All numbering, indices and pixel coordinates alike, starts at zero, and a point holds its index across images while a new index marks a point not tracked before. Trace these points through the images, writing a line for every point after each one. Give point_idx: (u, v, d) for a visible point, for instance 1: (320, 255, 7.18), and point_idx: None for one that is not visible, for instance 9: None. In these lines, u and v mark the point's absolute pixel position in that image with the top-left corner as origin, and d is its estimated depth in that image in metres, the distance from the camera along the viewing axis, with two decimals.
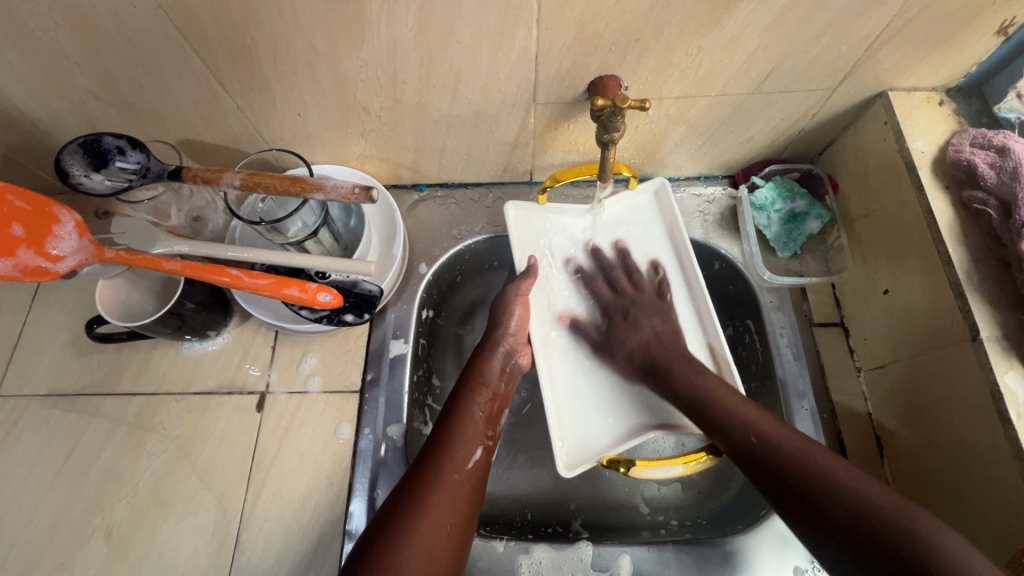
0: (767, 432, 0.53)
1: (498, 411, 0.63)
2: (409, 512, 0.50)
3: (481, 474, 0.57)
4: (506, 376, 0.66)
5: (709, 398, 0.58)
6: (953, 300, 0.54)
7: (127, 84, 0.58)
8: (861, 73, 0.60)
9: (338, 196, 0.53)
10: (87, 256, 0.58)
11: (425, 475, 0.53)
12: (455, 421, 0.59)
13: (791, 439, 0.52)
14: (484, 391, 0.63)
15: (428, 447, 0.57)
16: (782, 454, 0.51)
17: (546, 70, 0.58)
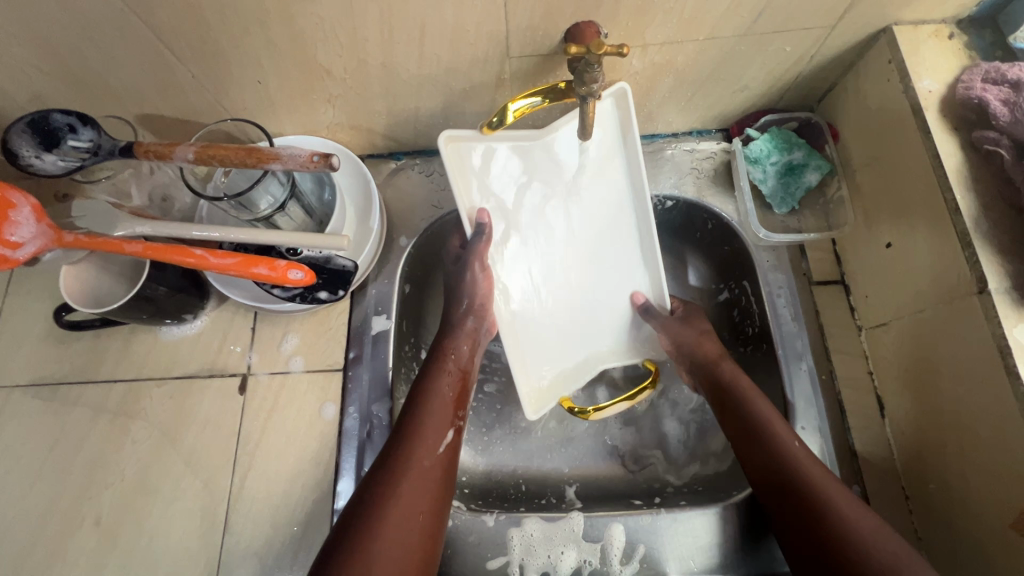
0: (800, 462, 0.52)
1: (467, 391, 0.60)
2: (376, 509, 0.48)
3: (452, 459, 0.55)
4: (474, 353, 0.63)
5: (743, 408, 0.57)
6: (960, 251, 0.51)
7: (70, 55, 0.54)
8: (864, 6, 0.55)
9: (296, 164, 0.50)
10: (46, 242, 0.56)
11: (392, 465, 0.51)
12: (422, 403, 0.56)
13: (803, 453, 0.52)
14: (451, 372, 0.59)
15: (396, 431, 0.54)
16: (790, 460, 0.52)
17: (517, 19, 0.53)
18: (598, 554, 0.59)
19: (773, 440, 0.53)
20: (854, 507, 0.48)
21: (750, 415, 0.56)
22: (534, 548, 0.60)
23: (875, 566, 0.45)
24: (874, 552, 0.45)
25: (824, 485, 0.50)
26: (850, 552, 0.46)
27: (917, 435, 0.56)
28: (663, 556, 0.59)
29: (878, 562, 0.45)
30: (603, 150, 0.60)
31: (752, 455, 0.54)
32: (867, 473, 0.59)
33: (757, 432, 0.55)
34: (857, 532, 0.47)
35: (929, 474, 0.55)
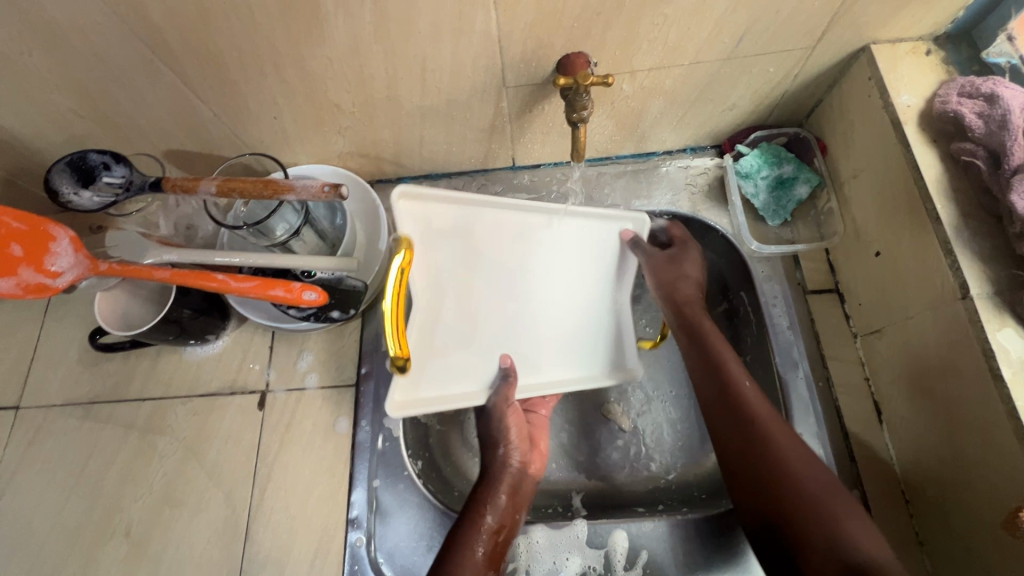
0: (754, 406, 0.56)
1: (505, 543, 0.57)
2: None
3: None
4: (516, 499, 0.60)
5: (739, 399, 0.57)
6: (943, 259, 0.52)
7: (106, 101, 0.59)
8: (841, 28, 0.57)
9: (309, 195, 0.53)
10: (83, 270, 0.61)
11: None
12: (452, 551, 0.54)
13: (797, 461, 0.53)
14: (486, 528, 0.56)
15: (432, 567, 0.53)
16: (780, 465, 0.52)
17: (511, 52, 0.57)
18: (602, 560, 0.61)
19: (731, 382, 0.58)
20: (798, 451, 0.53)
21: (715, 359, 0.60)
22: (540, 555, 0.62)
23: (800, 507, 0.50)
24: (807, 495, 0.51)
25: (771, 425, 0.55)
26: (786, 496, 0.51)
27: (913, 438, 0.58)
28: (665, 561, 0.60)
29: (802, 505, 0.50)
30: (449, 217, 0.56)
31: (725, 414, 0.57)
32: (866, 477, 0.60)
33: (718, 374, 0.60)
34: (793, 476, 0.52)
35: (926, 478, 0.56)
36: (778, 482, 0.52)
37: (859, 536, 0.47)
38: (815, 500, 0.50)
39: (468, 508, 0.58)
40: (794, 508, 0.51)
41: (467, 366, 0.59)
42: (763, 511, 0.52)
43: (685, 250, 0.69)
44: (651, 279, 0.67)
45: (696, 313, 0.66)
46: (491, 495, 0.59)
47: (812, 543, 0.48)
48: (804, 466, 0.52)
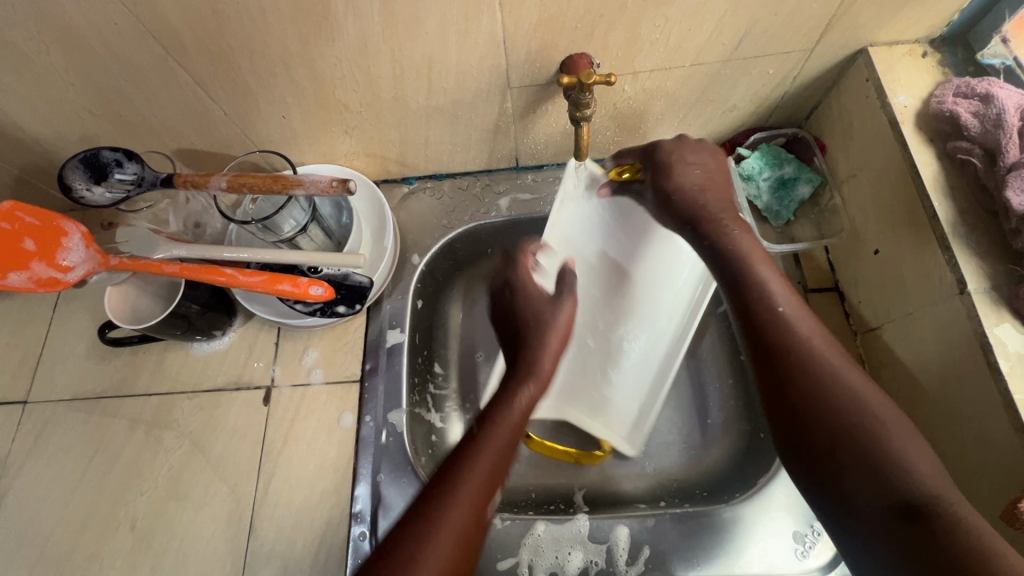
0: (796, 324, 0.52)
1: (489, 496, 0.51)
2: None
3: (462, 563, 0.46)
4: (513, 438, 0.56)
5: (780, 324, 0.52)
6: (941, 255, 0.53)
7: (120, 99, 0.61)
8: (839, 30, 0.59)
9: (317, 190, 0.55)
10: (94, 265, 0.62)
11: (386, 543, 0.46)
12: (441, 484, 0.50)
13: (845, 383, 0.48)
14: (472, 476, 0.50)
15: (424, 498, 0.49)
16: (821, 379, 0.48)
17: (515, 53, 0.58)
18: (604, 555, 0.61)
19: (766, 301, 0.53)
20: (847, 368, 0.49)
21: (750, 275, 0.55)
22: (542, 549, 0.62)
23: (841, 428, 0.46)
24: (854, 412, 0.46)
25: (815, 340, 0.51)
26: (827, 412, 0.47)
27: None
28: (667, 556, 0.60)
29: (850, 421, 0.46)
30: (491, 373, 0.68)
31: (759, 335, 0.53)
32: None
33: (751, 291, 0.55)
34: (844, 396, 0.47)
35: None
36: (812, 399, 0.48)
37: (914, 464, 0.43)
38: (864, 418, 0.46)
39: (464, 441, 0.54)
40: (833, 430, 0.46)
41: (616, 390, 0.72)
42: (800, 433, 0.48)
43: (677, 142, 0.63)
44: (654, 202, 0.64)
45: (717, 223, 0.59)
46: (490, 433, 0.55)
47: (855, 463, 0.45)
48: (855, 384, 0.48)
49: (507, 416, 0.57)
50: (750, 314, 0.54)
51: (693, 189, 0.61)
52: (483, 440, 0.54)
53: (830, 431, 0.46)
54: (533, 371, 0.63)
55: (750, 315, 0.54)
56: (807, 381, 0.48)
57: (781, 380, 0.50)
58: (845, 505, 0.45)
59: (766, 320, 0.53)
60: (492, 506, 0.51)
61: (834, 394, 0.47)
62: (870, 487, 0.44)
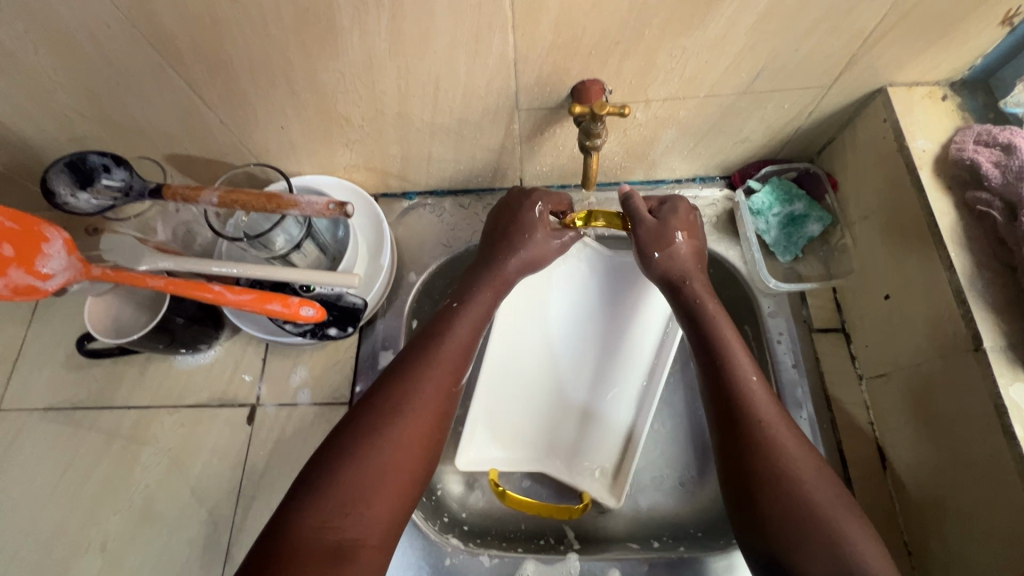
0: (763, 406, 0.51)
1: (447, 410, 0.53)
2: (316, 494, 0.45)
3: (416, 474, 0.49)
4: (464, 353, 0.56)
5: (740, 394, 0.52)
6: (955, 307, 0.52)
7: (111, 102, 0.58)
8: (859, 69, 0.57)
9: (313, 212, 0.52)
10: (76, 274, 0.60)
11: (341, 451, 0.47)
12: (400, 395, 0.51)
13: (794, 458, 0.49)
14: (434, 381, 0.53)
15: (359, 422, 0.49)
16: (775, 456, 0.49)
17: (526, 76, 0.56)
18: None
19: (737, 379, 0.53)
20: (806, 456, 0.49)
21: (725, 354, 0.55)
22: None
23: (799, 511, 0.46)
24: (812, 497, 0.47)
25: (775, 424, 0.50)
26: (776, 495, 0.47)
27: (918, 488, 0.57)
28: None
29: (805, 506, 0.46)
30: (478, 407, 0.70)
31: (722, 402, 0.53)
32: None
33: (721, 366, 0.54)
34: (798, 484, 0.47)
35: (929, 532, 0.55)
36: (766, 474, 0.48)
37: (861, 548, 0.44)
38: (815, 505, 0.46)
39: (413, 348, 0.55)
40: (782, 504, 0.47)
41: (599, 429, 0.70)
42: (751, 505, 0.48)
43: (674, 207, 0.63)
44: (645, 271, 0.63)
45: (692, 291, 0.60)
46: (427, 354, 0.54)
47: (807, 542, 0.45)
48: (807, 467, 0.48)
49: (457, 331, 0.57)
50: (720, 390, 0.53)
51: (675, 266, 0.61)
52: (423, 365, 0.53)
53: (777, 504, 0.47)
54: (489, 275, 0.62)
55: (717, 391, 0.54)
56: (763, 448, 0.49)
57: (740, 457, 0.50)
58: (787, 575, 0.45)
59: (734, 389, 0.53)
60: (440, 437, 0.52)
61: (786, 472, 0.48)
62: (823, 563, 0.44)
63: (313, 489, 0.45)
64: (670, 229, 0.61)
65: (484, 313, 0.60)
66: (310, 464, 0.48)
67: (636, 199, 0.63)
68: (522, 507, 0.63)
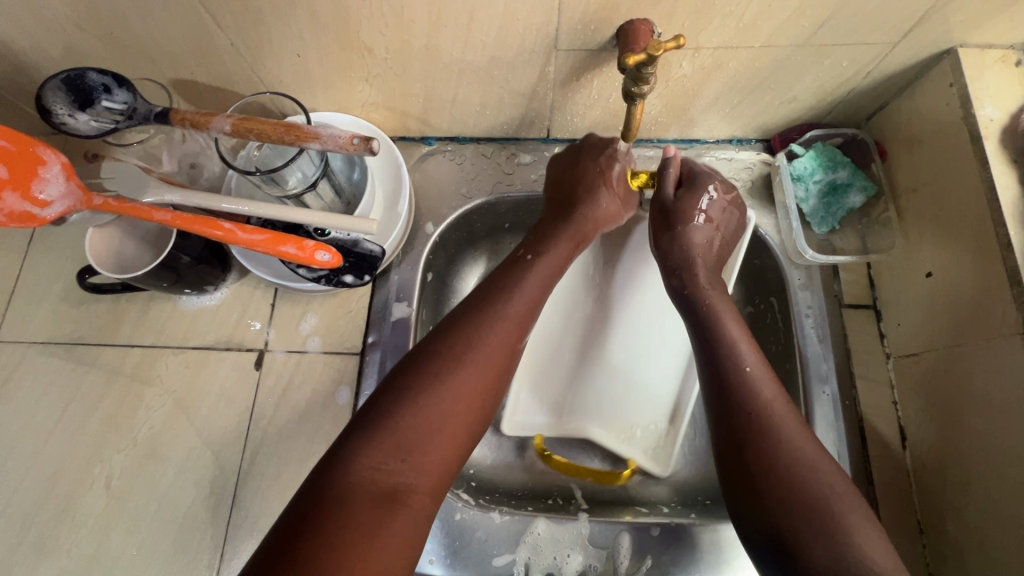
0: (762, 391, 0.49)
1: (509, 362, 0.51)
2: (375, 431, 0.44)
3: (474, 423, 0.48)
4: (530, 308, 0.54)
5: (739, 383, 0.49)
6: (1007, 289, 0.50)
7: (110, 14, 0.53)
8: (932, 25, 0.52)
9: (335, 146, 0.48)
10: (74, 202, 0.55)
11: (401, 390, 0.46)
12: (465, 339, 0.50)
13: (797, 449, 0.45)
14: (499, 334, 0.51)
15: (420, 365, 0.48)
16: (777, 444, 0.45)
17: (570, 11, 0.51)
18: (604, 559, 0.60)
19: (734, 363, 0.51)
20: (807, 443, 0.46)
21: (724, 337, 0.53)
22: (541, 548, 0.60)
23: (793, 495, 0.43)
24: (815, 488, 0.43)
25: (774, 407, 0.48)
26: (782, 480, 0.44)
27: (941, 471, 0.56)
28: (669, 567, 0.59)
29: (807, 497, 0.43)
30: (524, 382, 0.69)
31: (720, 392, 0.50)
32: (881, 502, 0.58)
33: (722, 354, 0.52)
34: (800, 471, 0.44)
35: (946, 510, 0.55)
36: (765, 463, 0.45)
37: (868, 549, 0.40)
38: (819, 498, 0.42)
39: (481, 301, 0.53)
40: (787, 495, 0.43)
41: (644, 400, 0.67)
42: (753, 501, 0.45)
43: (697, 187, 0.60)
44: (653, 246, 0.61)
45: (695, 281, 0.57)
46: (500, 306, 0.52)
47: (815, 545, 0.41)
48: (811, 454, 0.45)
49: (528, 284, 0.55)
50: (719, 375, 0.51)
51: (727, 223, 0.61)
52: (490, 319, 0.51)
53: (778, 500, 0.43)
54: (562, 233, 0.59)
55: (717, 380, 0.51)
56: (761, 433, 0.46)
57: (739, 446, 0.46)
58: None
59: (731, 375, 0.50)
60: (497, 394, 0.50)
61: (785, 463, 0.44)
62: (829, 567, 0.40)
63: (372, 427, 0.44)
64: (693, 204, 0.59)
65: (554, 269, 0.57)
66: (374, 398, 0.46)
67: (667, 168, 0.61)
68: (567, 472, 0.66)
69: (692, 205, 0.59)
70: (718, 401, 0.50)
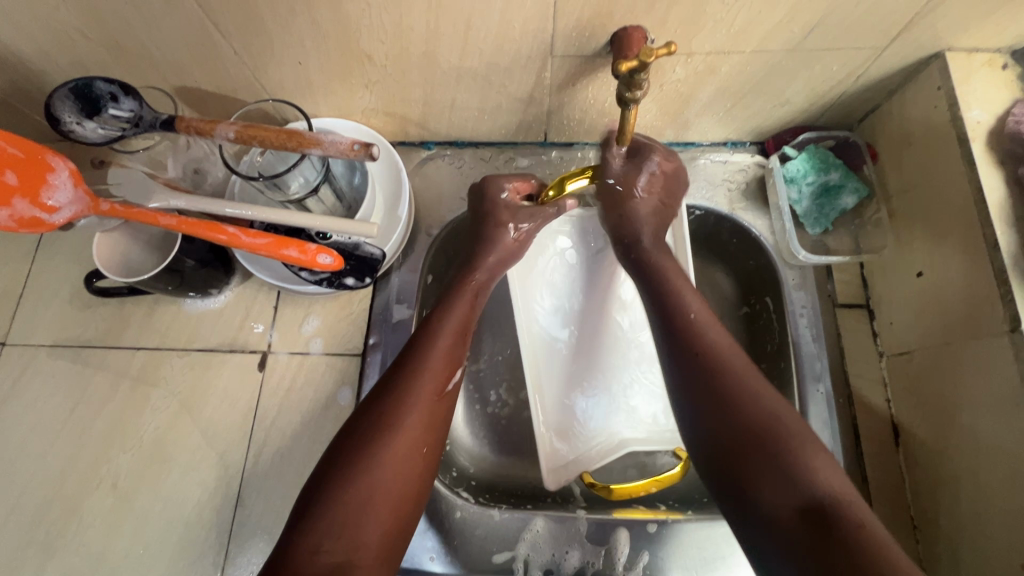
0: (710, 334, 0.53)
1: (438, 419, 0.52)
2: (306, 517, 0.44)
3: (411, 487, 0.48)
4: (451, 362, 0.55)
5: (690, 332, 0.53)
6: (996, 287, 0.51)
7: (117, 24, 0.54)
8: (919, 29, 0.53)
9: (337, 152, 0.49)
10: (82, 208, 0.57)
11: (329, 478, 0.46)
12: (386, 407, 0.50)
13: (748, 384, 0.49)
14: (418, 399, 0.51)
15: (347, 446, 0.48)
16: (725, 382, 0.49)
17: (565, 18, 0.52)
18: (602, 556, 0.60)
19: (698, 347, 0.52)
20: (755, 378, 0.50)
21: (671, 292, 0.56)
22: (539, 545, 0.61)
23: (744, 430, 0.47)
24: (761, 417, 0.47)
25: (726, 352, 0.51)
26: (760, 461, 0.45)
27: (932, 466, 0.57)
28: (666, 563, 0.59)
29: (756, 430, 0.46)
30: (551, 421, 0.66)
31: (674, 341, 0.53)
32: (876, 499, 0.59)
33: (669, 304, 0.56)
34: (749, 399, 0.48)
35: (938, 506, 0.56)
36: (718, 398, 0.49)
37: (820, 471, 0.44)
38: (766, 426, 0.46)
39: (401, 368, 0.53)
40: (738, 432, 0.47)
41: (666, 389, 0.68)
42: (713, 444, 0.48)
43: (644, 158, 0.62)
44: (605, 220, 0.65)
45: (654, 262, 0.60)
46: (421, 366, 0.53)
47: (766, 472, 0.45)
48: (758, 390, 0.49)
49: (440, 341, 0.55)
50: (670, 325, 0.54)
51: (671, 185, 0.64)
52: (413, 385, 0.52)
53: (738, 443, 0.47)
54: (461, 290, 0.61)
55: (671, 333, 0.54)
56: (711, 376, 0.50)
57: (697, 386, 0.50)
58: (757, 513, 0.44)
59: (680, 325, 0.54)
60: (428, 450, 0.50)
61: (737, 399, 0.48)
62: (782, 495, 0.44)
63: (306, 518, 0.44)
64: (638, 173, 0.62)
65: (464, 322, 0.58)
66: (308, 487, 0.47)
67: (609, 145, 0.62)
68: (635, 493, 0.61)
69: (636, 179, 0.62)
70: (673, 357, 0.53)
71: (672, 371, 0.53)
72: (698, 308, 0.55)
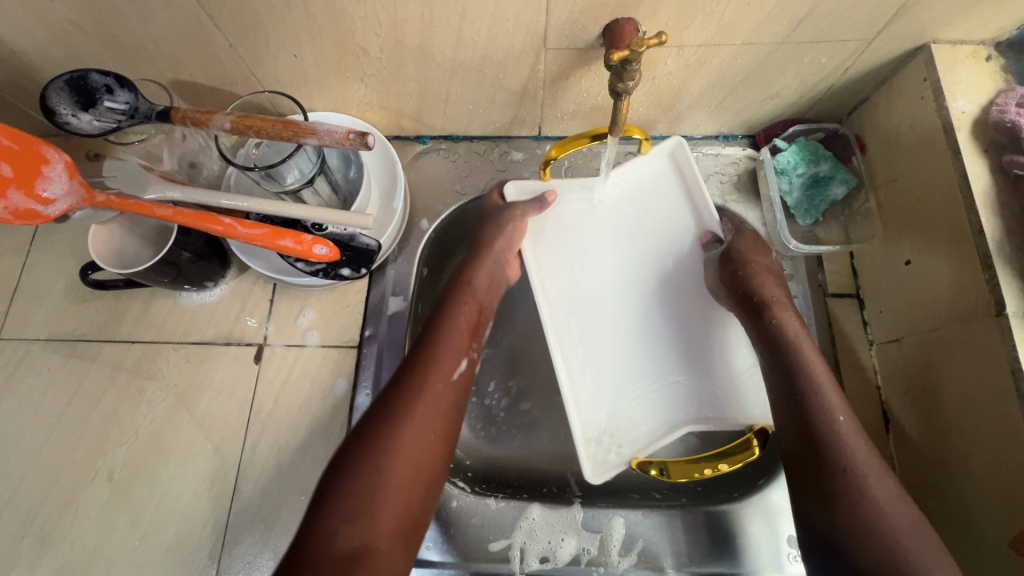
0: (854, 448, 0.51)
1: (453, 407, 0.55)
2: (326, 501, 0.47)
3: (426, 470, 0.51)
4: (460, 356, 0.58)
5: (833, 444, 0.51)
6: (981, 273, 0.52)
7: (112, 17, 0.54)
8: (905, 21, 0.54)
9: (333, 141, 0.50)
10: (78, 199, 0.57)
11: (346, 462, 0.49)
12: (400, 392, 0.53)
13: (890, 508, 0.48)
14: (427, 387, 0.54)
15: (362, 436, 0.51)
16: (866, 504, 0.49)
17: (558, 11, 0.53)
18: (597, 544, 0.61)
19: (827, 419, 0.52)
20: (897, 503, 0.49)
21: (814, 386, 0.54)
22: (536, 533, 0.61)
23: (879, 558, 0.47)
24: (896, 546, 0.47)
25: (867, 470, 0.50)
26: None
27: (922, 451, 0.58)
28: (661, 550, 0.60)
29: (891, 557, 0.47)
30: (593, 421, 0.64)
31: (810, 447, 0.52)
32: None
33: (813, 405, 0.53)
34: (883, 521, 0.48)
35: (928, 489, 0.57)
36: (852, 518, 0.49)
37: None
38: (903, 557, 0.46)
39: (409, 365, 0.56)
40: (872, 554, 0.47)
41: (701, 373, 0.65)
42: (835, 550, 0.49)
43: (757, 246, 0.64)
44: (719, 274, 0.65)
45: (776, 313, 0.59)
46: (431, 353, 0.57)
47: None
48: (906, 524, 0.48)
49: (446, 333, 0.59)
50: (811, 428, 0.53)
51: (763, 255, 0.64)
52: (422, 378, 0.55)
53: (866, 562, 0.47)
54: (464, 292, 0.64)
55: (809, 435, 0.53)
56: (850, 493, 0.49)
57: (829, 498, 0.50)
58: None
59: (827, 433, 0.52)
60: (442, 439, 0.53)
61: (871, 521, 0.48)
62: None
63: (327, 505, 0.47)
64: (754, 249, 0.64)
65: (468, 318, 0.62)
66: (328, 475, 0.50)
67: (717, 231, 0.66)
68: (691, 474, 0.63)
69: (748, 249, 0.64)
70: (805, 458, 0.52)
71: (800, 474, 0.53)
72: (847, 426, 0.52)
